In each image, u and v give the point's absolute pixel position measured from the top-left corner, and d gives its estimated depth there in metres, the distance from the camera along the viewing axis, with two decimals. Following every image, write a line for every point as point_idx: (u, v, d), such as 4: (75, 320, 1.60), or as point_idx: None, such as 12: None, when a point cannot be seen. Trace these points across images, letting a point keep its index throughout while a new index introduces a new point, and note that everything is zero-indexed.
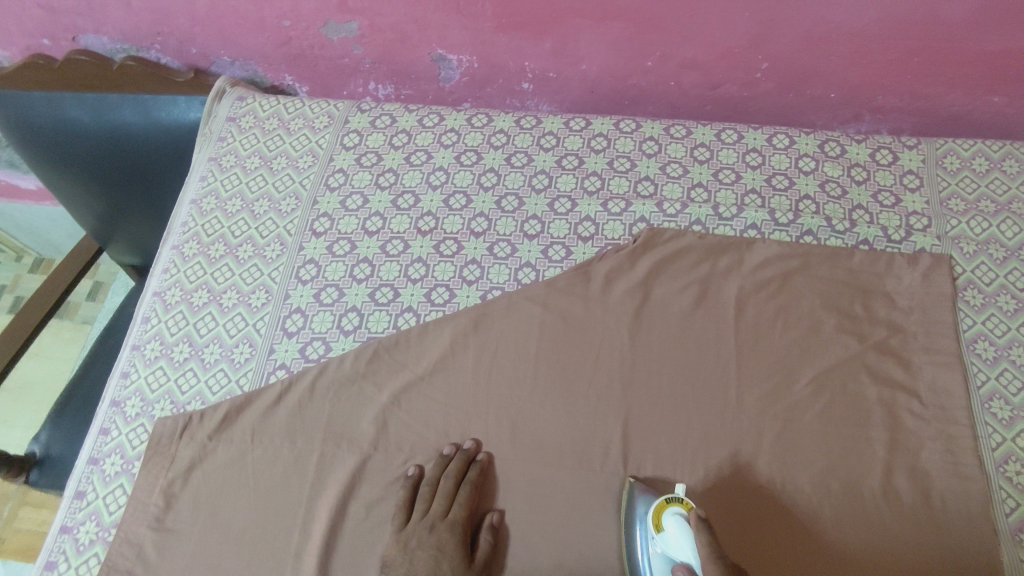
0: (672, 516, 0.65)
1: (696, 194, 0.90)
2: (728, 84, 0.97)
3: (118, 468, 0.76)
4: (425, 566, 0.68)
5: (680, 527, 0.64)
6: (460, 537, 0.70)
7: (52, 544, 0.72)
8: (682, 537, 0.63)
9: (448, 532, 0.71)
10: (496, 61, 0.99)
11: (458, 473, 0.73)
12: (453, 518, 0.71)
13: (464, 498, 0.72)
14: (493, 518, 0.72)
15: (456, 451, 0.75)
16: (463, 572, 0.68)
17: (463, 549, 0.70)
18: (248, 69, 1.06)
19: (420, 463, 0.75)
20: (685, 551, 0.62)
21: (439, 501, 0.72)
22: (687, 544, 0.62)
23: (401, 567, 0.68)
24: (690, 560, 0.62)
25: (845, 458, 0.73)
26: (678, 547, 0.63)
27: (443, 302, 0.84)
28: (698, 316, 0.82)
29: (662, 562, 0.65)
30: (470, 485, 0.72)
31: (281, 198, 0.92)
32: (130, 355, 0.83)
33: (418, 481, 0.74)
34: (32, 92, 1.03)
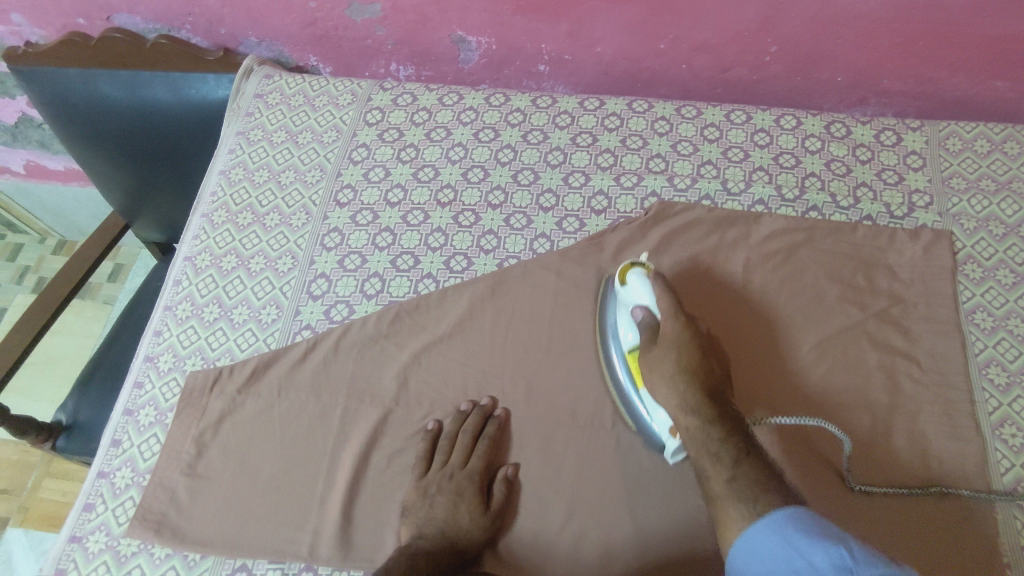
0: (633, 271, 0.77)
1: (706, 171, 0.93)
2: (737, 67, 1.00)
3: (152, 418, 0.80)
4: (444, 510, 0.72)
5: (640, 279, 0.77)
6: (477, 486, 0.74)
7: (90, 487, 0.76)
8: (641, 288, 0.76)
9: (466, 481, 0.74)
10: (514, 43, 1.02)
11: (475, 428, 0.77)
12: (471, 469, 0.75)
13: (482, 451, 0.76)
14: (508, 471, 0.75)
15: (473, 407, 0.79)
16: (478, 517, 0.72)
17: (479, 496, 0.73)
18: (274, 50, 1.10)
19: (439, 418, 0.79)
20: (640, 293, 0.76)
21: (458, 453, 0.75)
22: (646, 289, 0.76)
23: (421, 512, 0.72)
24: (647, 299, 0.75)
25: (847, 419, 0.76)
26: (638, 294, 0.76)
27: (461, 269, 0.87)
28: (707, 284, 0.85)
29: (625, 315, 0.78)
30: (487, 439, 0.76)
31: (307, 170, 0.96)
32: (163, 315, 0.87)
33: (437, 436, 0.77)
34: (69, 69, 1.08)
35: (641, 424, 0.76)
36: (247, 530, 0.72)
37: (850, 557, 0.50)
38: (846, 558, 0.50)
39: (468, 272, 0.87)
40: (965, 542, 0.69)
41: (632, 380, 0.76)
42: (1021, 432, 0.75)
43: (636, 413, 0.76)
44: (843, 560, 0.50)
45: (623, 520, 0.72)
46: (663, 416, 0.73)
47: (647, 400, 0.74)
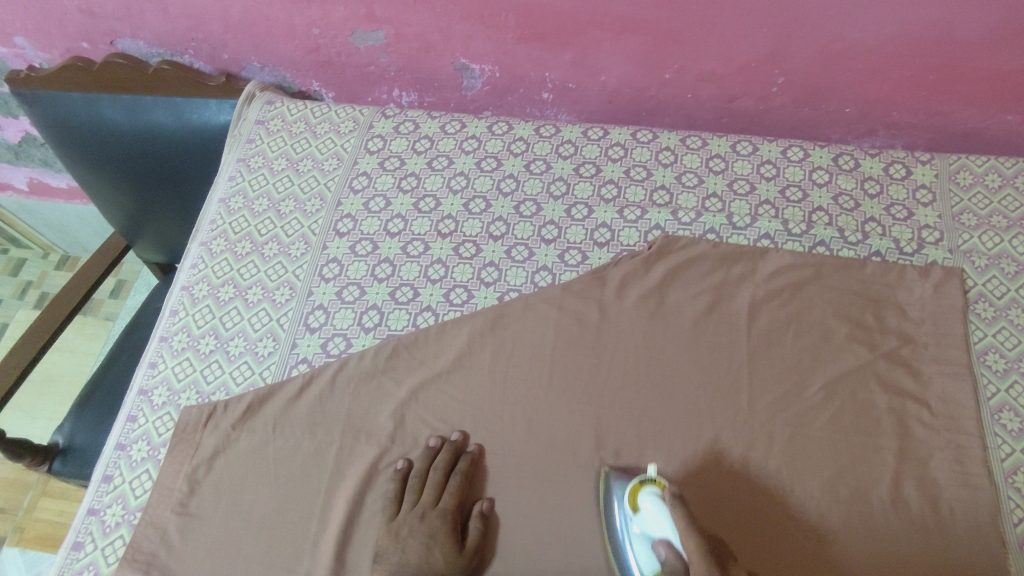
0: (647, 493, 0.68)
1: (711, 204, 0.92)
2: (744, 97, 0.99)
3: (145, 454, 0.78)
4: (417, 553, 0.70)
5: (656, 502, 0.67)
6: (450, 525, 0.72)
7: (80, 525, 0.75)
8: (659, 513, 0.66)
9: (438, 520, 0.73)
10: (518, 71, 1.01)
11: (447, 465, 0.75)
12: (443, 507, 0.74)
13: (453, 487, 0.74)
14: (482, 506, 0.74)
15: (443, 443, 0.77)
16: (454, 558, 0.70)
17: (453, 536, 0.72)
18: (277, 75, 1.10)
19: (408, 456, 0.77)
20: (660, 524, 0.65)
21: (428, 492, 0.74)
22: (665, 519, 0.65)
23: (393, 556, 0.70)
24: (669, 533, 0.64)
25: (852, 465, 0.74)
26: (656, 523, 0.66)
27: (461, 302, 0.86)
28: (710, 322, 0.83)
29: (641, 543, 0.67)
30: (460, 475, 0.75)
31: (307, 199, 0.95)
32: (159, 346, 0.86)
33: (407, 474, 0.76)
34: (71, 93, 1.07)
35: None
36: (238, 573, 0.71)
37: None
38: None
39: (467, 305, 0.85)
40: None
41: None
42: None
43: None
44: None
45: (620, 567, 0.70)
46: None
47: None
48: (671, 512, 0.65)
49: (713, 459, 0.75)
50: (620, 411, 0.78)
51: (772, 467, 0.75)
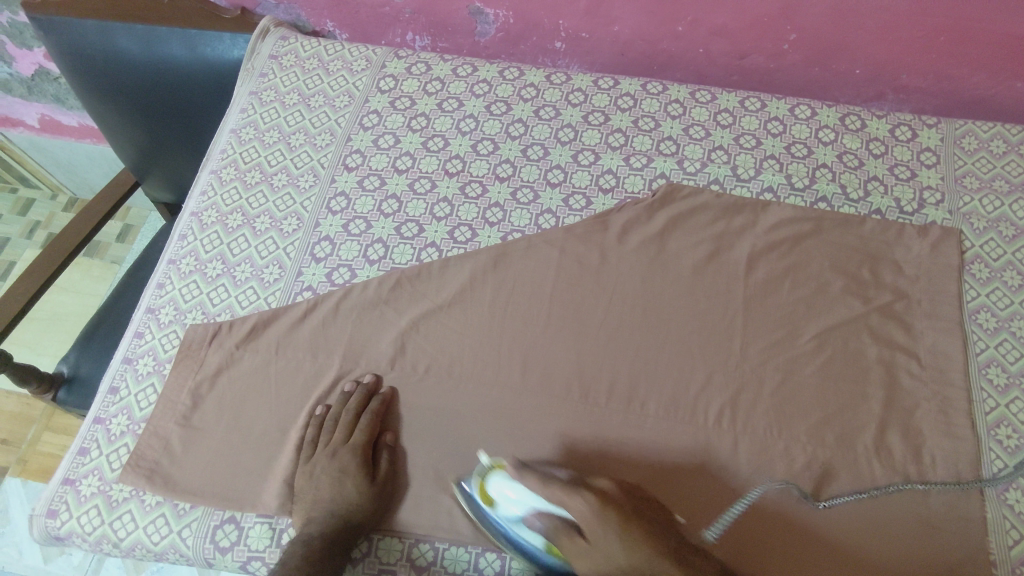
0: (492, 481, 0.68)
1: (717, 156, 0.92)
2: (755, 54, 0.99)
3: (151, 368, 0.80)
4: (328, 487, 0.71)
5: (505, 483, 0.68)
6: (361, 460, 0.73)
7: (86, 432, 0.77)
8: (510, 491, 0.67)
9: (348, 456, 0.73)
10: (532, 18, 1.02)
11: (359, 405, 0.76)
12: (353, 443, 0.74)
13: (364, 425, 0.75)
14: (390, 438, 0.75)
15: (356, 387, 0.78)
16: (365, 487, 0.71)
17: (364, 468, 0.72)
18: (291, 14, 1.10)
19: (326, 402, 0.78)
20: (513, 497, 0.66)
21: (340, 430, 0.75)
22: (515, 491, 0.67)
23: (308, 493, 0.71)
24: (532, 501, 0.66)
25: (832, 414, 0.76)
26: (512, 500, 0.67)
27: (465, 240, 0.87)
28: (708, 271, 0.85)
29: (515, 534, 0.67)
30: (371, 413, 0.75)
31: (317, 133, 0.95)
32: (166, 268, 0.87)
33: (324, 418, 0.76)
34: (87, 21, 1.07)
35: None
36: (237, 483, 0.73)
37: None
38: None
39: (470, 242, 0.86)
40: (949, 543, 0.69)
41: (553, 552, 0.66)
42: (1017, 434, 0.75)
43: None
44: None
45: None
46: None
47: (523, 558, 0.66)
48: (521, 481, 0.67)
49: (704, 400, 0.77)
50: (614, 351, 0.81)
51: (760, 411, 0.76)
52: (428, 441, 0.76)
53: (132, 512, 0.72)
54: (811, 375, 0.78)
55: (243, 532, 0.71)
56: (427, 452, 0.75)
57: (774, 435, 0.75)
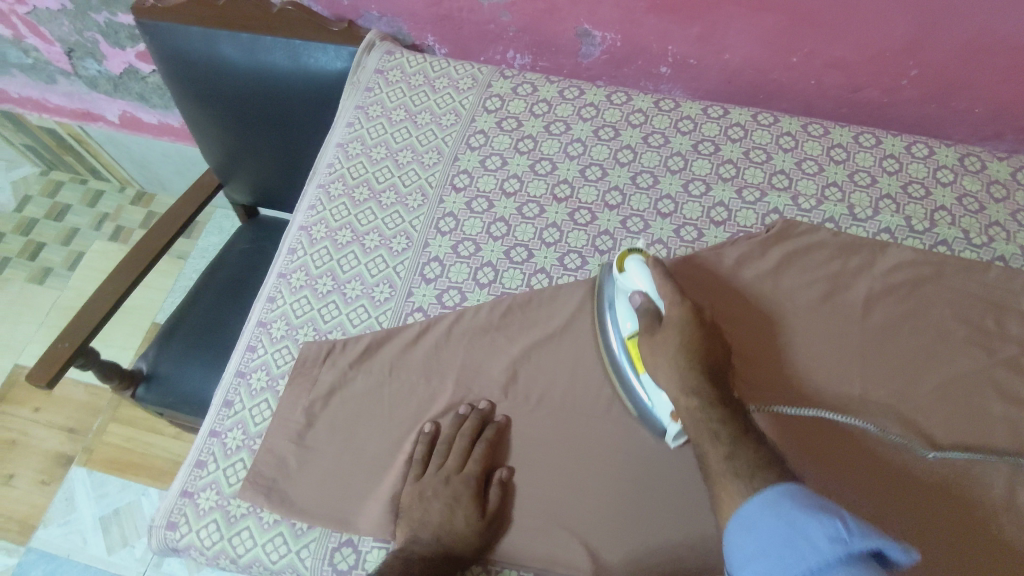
0: (633, 258, 0.79)
1: (831, 193, 0.90)
2: (869, 88, 0.97)
3: (264, 383, 0.80)
4: (438, 513, 0.72)
5: (639, 266, 0.78)
6: (473, 491, 0.73)
7: (202, 445, 0.78)
8: (641, 272, 0.77)
9: (461, 484, 0.73)
10: (640, 42, 1.00)
11: (473, 432, 0.76)
12: (467, 472, 0.74)
13: (478, 454, 0.75)
14: (502, 473, 0.75)
15: (470, 411, 0.78)
16: (475, 520, 0.71)
17: (475, 499, 0.72)
18: (393, 26, 1.11)
19: (437, 421, 0.78)
20: (641, 279, 0.77)
21: (454, 457, 0.74)
22: (644, 275, 0.77)
23: (415, 514, 0.72)
24: (646, 285, 0.77)
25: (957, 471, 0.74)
26: (638, 279, 0.77)
27: (575, 268, 0.87)
28: (826, 311, 0.83)
29: (623, 302, 0.79)
30: (485, 443, 0.75)
31: (424, 152, 0.95)
32: (276, 282, 0.87)
33: (434, 440, 0.76)
34: (191, 28, 1.07)
35: (642, 412, 0.76)
36: (352, 503, 0.74)
37: (845, 530, 0.50)
38: (842, 530, 0.50)
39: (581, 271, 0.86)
40: None
41: (635, 367, 0.76)
42: None
43: (636, 396, 0.76)
44: (838, 532, 0.50)
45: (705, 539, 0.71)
46: (664, 402, 0.74)
47: (648, 384, 0.75)
48: (650, 273, 0.77)
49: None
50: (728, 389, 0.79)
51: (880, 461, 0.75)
52: (543, 472, 0.75)
53: (250, 529, 0.73)
54: (936, 427, 0.76)
55: (361, 556, 0.72)
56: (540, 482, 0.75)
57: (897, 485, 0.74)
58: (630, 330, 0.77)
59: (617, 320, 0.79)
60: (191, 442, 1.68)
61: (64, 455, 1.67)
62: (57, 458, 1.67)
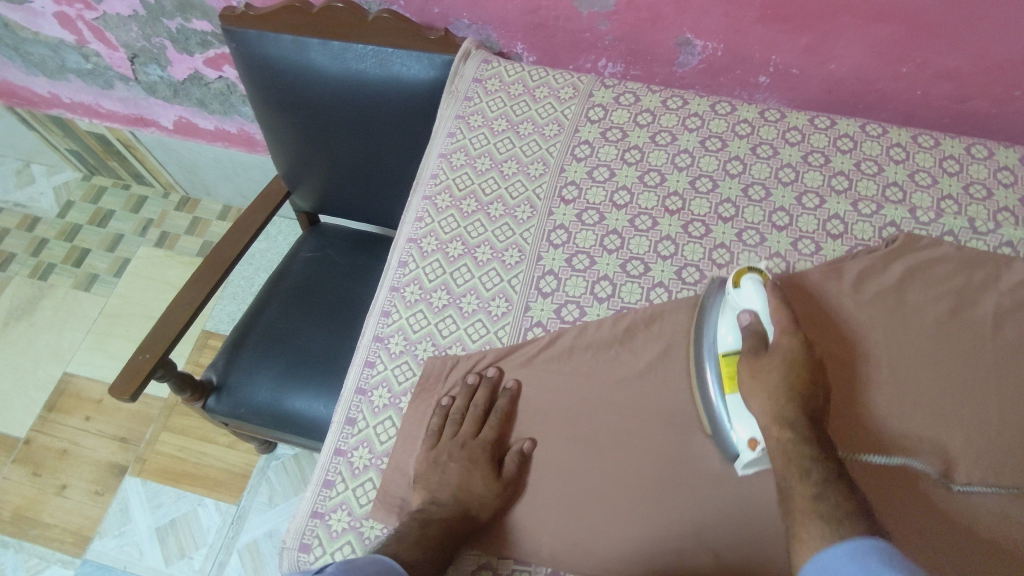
0: (747, 277, 0.78)
1: (947, 206, 0.89)
2: (978, 98, 0.96)
3: (386, 401, 0.80)
4: (457, 475, 0.74)
5: (755, 285, 0.77)
6: (489, 455, 0.75)
7: (328, 464, 0.78)
8: (757, 291, 0.76)
9: (479, 448, 0.76)
10: (743, 52, 0.99)
11: (485, 402, 0.79)
12: (483, 438, 0.77)
13: (493, 422, 0.78)
14: (523, 445, 0.77)
15: (480, 380, 0.80)
16: (492, 483, 0.74)
17: (494, 464, 0.75)
18: (482, 34, 1.09)
19: (451, 392, 0.80)
20: (755, 299, 0.76)
21: (468, 423, 0.77)
22: (759, 297, 0.76)
23: (433, 477, 0.74)
24: (759, 307, 0.76)
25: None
26: (751, 297, 0.76)
27: (694, 282, 0.85)
28: (953, 326, 0.82)
29: (727, 313, 0.77)
30: (500, 412, 0.78)
31: (530, 162, 0.94)
32: (390, 296, 0.86)
33: (450, 409, 0.79)
34: (282, 35, 1.07)
35: (716, 430, 0.74)
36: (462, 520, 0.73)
37: None
38: None
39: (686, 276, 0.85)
40: None
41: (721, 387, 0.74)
42: None
43: (715, 415, 0.74)
44: None
45: (777, 549, 0.70)
46: (745, 427, 0.72)
47: (733, 409, 0.73)
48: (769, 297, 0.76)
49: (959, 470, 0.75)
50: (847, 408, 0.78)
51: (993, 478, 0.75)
52: (574, 446, 0.77)
53: None
54: None
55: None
56: (593, 475, 0.75)
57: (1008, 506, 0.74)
58: (727, 347, 0.75)
59: (716, 333, 0.77)
60: (245, 451, 1.66)
61: (116, 465, 1.65)
62: (109, 468, 1.64)
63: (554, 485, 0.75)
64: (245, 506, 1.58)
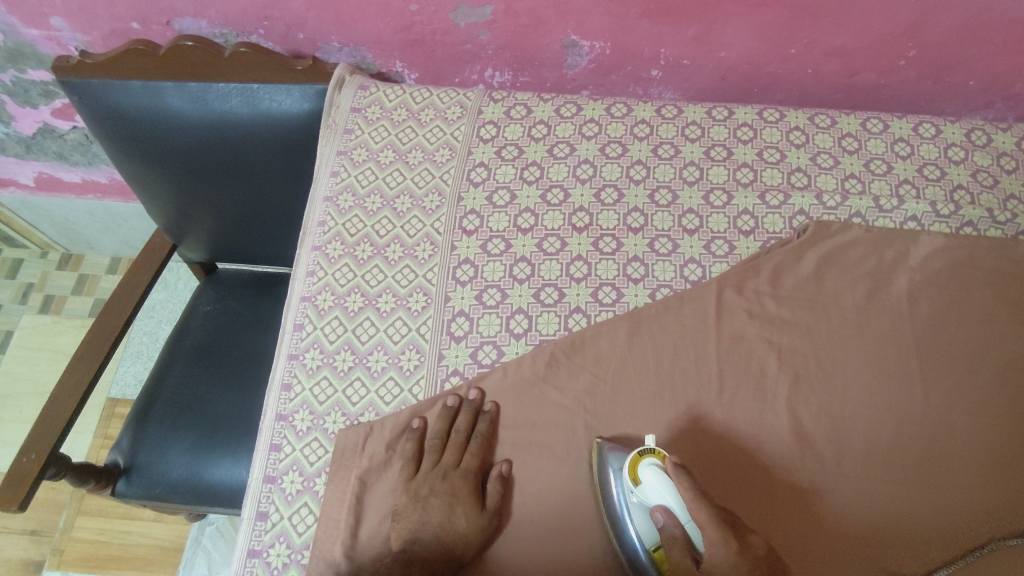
0: (646, 464, 0.66)
1: (851, 186, 0.88)
2: (867, 72, 0.95)
3: (299, 486, 0.73)
4: (439, 512, 0.70)
5: (657, 474, 0.65)
6: (471, 485, 0.72)
7: (243, 569, 0.70)
8: (660, 484, 0.64)
9: (460, 479, 0.72)
10: (632, 48, 0.94)
11: (467, 427, 0.74)
12: (465, 467, 0.73)
13: (475, 449, 0.74)
14: (502, 468, 0.73)
15: (461, 402, 0.76)
16: (476, 518, 0.69)
17: (475, 494, 0.71)
18: (356, 56, 1.01)
19: (423, 414, 0.76)
20: (663, 495, 0.64)
21: (450, 452, 0.73)
22: (665, 489, 0.64)
23: (413, 516, 0.70)
24: (669, 501, 0.63)
25: (961, 522, 0.72)
26: (656, 492, 0.64)
27: (611, 302, 0.81)
28: (871, 309, 0.81)
29: (641, 515, 0.66)
30: (480, 437, 0.74)
31: (424, 194, 0.88)
32: (288, 365, 0.79)
33: (425, 434, 0.75)
34: (129, 82, 0.95)
35: None
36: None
37: None
38: None
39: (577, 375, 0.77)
40: None
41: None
42: None
43: None
44: None
45: None
46: None
47: None
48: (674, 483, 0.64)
49: (889, 454, 0.75)
50: (764, 432, 0.75)
51: (904, 475, 0.74)
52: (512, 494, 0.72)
53: None
54: (977, 407, 0.77)
55: None
56: (550, 509, 0.72)
57: (921, 523, 0.72)
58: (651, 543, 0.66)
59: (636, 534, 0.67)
60: (173, 521, 1.54)
61: (31, 561, 1.50)
62: (24, 566, 1.49)
63: (531, 509, 0.72)
64: None
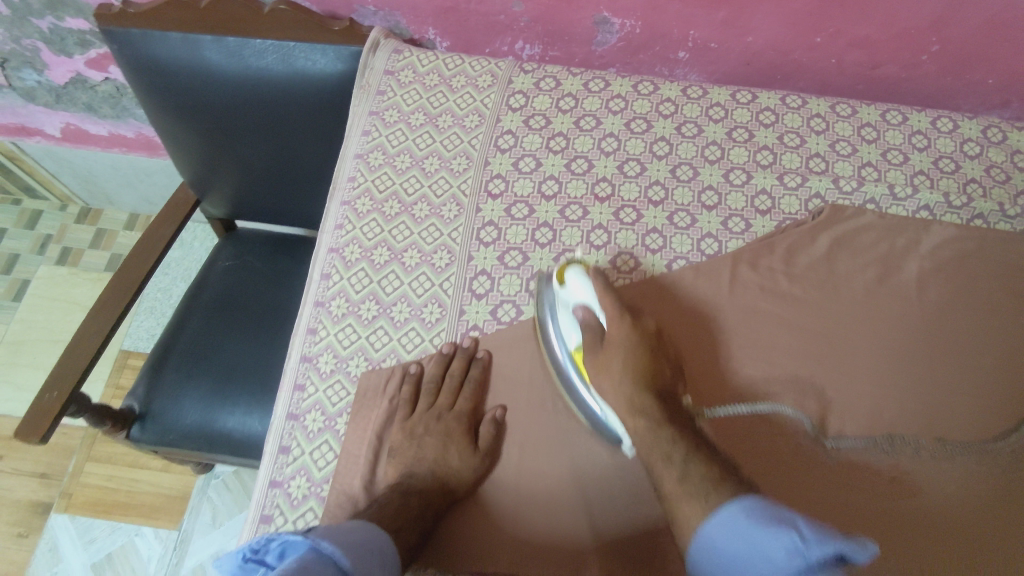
0: (572, 271, 0.77)
1: (867, 173, 0.90)
2: (889, 64, 0.97)
3: (321, 425, 0.76)
4: (432, 449, 0.74)
5: (580, 277, 0.76)
6: (464, 426, 0.75)
7: (264, 498, 0.73)
8: (583, 283, 0.76)
9: (454, 421, 0.75)
10: (661, 28, 0.97)
11: (461, 372, 0.78)
12: (458, 410, 0.76)
13: (468, 392, 0.77)
14: (497, 413, 0.76)
15: (455, 350, 0.79)
16: (468, 456, 0.73)
17: (467, 435, 0.74)
18: (390, 21, 1.03)
19: (421, 361, 0.79)
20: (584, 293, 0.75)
21: (444, 396, 0.77)
22: (586, 286, 0.76)
23: (409, 452, 0.74)
24: (588, 297, 0.75)
25: (941, 486, 0.74)
26: (579, 291, 0.75)
27: (629, 270, 0.84)
28: (881, 292, 0.84)
29: (565, 315, 0.76)
30: (474, 381, 0.77)
31: (452, 157, 0.90)
32: (314, 311, 0.82)
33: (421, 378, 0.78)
34: (169, 34, 0.97)
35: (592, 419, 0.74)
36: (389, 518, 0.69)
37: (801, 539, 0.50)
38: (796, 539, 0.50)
39: None
40: None
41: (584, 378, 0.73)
42: None
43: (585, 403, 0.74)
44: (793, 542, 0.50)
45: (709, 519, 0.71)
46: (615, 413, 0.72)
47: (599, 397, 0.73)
48: (593, 283, 0.76)
49: (884, 422, 0.77)
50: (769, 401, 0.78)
51: (897, 441, 0.76)
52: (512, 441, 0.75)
53: None
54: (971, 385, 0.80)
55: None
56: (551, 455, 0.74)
57: (909, 483, 0.74)
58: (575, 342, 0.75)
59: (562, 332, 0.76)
60: (181, 473, 1.57)
61: (39, 503, 1.53)
62: (32, 507, 1.53)
63: (523, 454, 0.74)
64: (187, 531, 1.49)
